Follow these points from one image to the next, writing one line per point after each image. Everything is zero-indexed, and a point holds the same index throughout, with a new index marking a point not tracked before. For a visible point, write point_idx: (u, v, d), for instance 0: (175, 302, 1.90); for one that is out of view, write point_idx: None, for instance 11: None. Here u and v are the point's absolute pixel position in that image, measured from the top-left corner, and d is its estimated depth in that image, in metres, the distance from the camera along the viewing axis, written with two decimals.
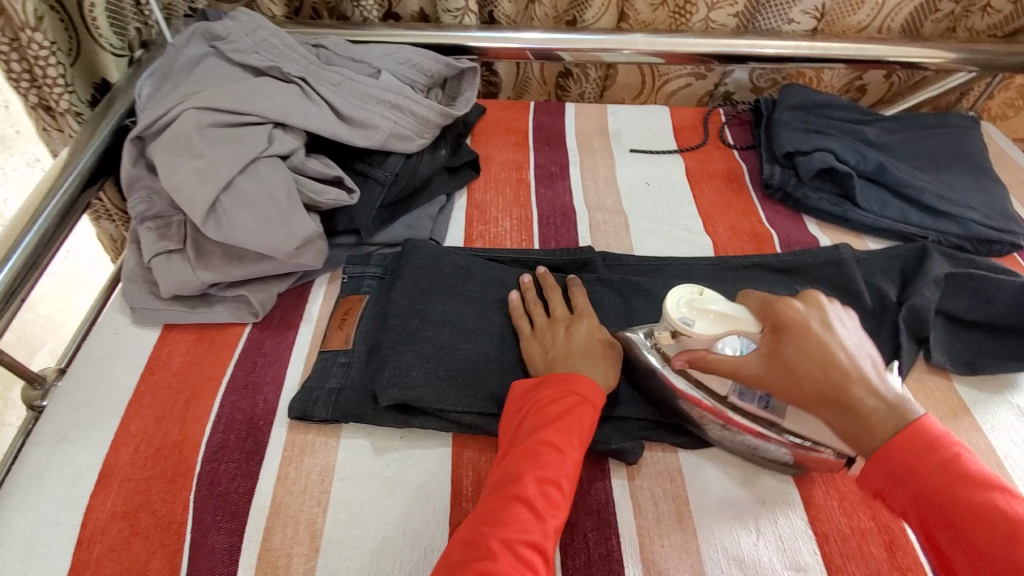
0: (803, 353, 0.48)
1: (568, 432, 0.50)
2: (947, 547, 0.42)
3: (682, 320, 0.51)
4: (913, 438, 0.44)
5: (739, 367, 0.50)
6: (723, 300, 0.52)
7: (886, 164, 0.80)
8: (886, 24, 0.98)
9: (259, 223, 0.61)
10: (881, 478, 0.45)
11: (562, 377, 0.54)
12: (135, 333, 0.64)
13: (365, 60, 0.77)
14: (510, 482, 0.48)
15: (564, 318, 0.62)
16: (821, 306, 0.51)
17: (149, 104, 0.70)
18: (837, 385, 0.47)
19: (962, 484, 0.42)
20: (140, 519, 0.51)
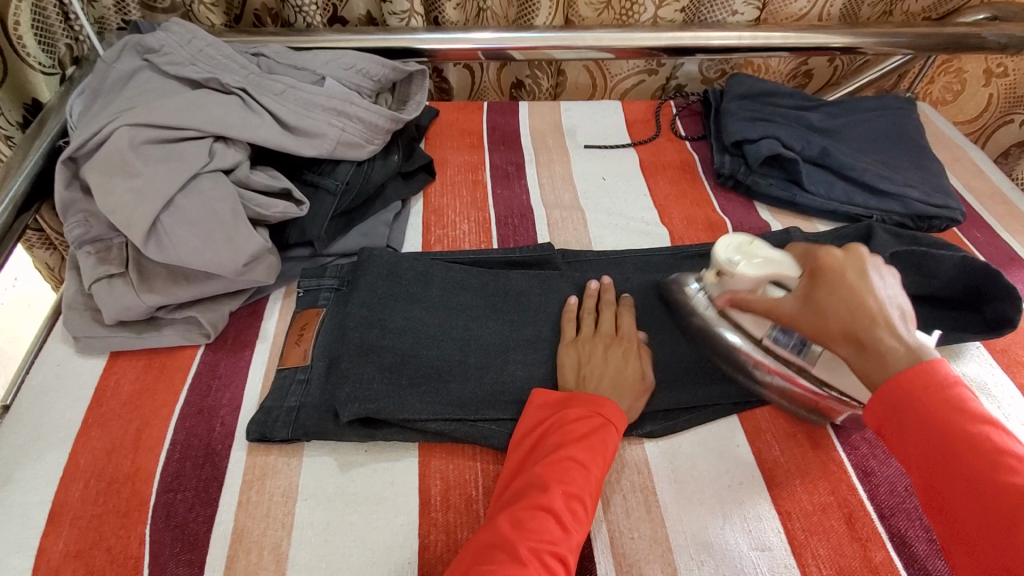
0: (832, 294, 0.51)
1: (593, 449, 0.51)
2: (935, 479, 0.43)
3: (727, 260, 0.59)
4: (916, 375, 0.44)
5: (774, 305, 0.55)
6: (771, 249, 0.58)
7: (830, 147, 0.82)
8: (825, 12, 1.01)
9: (204, 242, 0.59)
10: (880, 412, 0.46)
11: (590, 398, 0.55)
12: (80, 363, 0.62)
13: (308, 67, 0.75)
14: (535, 493, 0.48)
15: (609, 337, 0.62)
16: (864, 258, 0.52)
17: (81, 123, 0.67)
18: (860, 325, 0.48)
19: (958, 418, 0.42)
20: (95, 557, 0.49)
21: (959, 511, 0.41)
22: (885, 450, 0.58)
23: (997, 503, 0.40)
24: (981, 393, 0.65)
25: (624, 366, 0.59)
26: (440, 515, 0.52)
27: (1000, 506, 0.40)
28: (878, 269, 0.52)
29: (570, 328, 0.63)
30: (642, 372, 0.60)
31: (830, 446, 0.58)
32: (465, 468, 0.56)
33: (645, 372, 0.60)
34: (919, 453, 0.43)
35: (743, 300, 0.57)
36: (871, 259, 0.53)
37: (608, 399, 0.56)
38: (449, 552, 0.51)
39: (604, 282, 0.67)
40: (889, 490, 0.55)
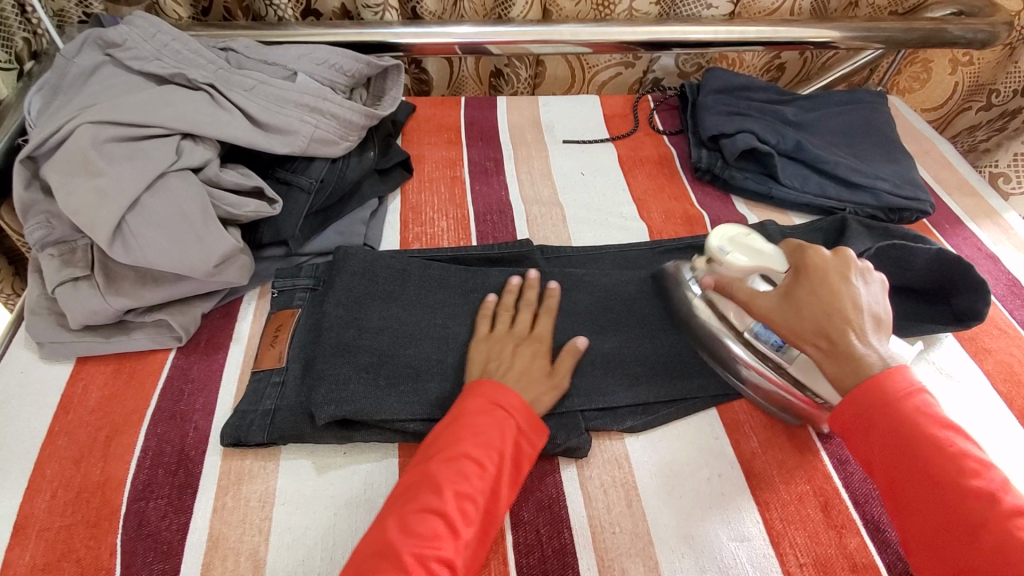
0: (814, 295, 0.54)
1: (489, 445, 0.50)
2: (896, 481, 0.46)
3: (720, 248, 0.63)
4: (880, 382, 0.48)
5: (754, 298, 0.57)
6: (766, 244, 0.62)
7: (804, 141, 0.83)
8: (798, 6, 1.02)
9: (172, 242, 0.57)
10: (851, 415, 0.49)
11: (488, 389, 0.54)
12: (45, 370, 0.60)
13: (279, 62, 0.73)
14: (425, 494, 0.47)
15: (522, 337, 0.61)
16: (851, 261, 0.56)
17: (40, 120, 0.65)
18: (835, 327, 0.52)
19: (918, 424, 0.46)
20: (63, 570, 0.47)
21: (921, 513, 0.45)
22: None
23: (957, 504, 0.43)
24: (950, 380, 0.67)
25: (533, 363, 0.58)
26: None
27: (958, 506, 0.43)
28: (859, 271, 0.55)
29: (484, 325, 0.61)
30: (557, 371, 0.59)
31: (806, 434, 0.59)
32: None
33: (558, 370, 0.59)
34: (885, 458, 0.47)
35: (728, 283, 0.60)
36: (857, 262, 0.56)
37: (503, 384, 0.55)
38: None
39: (528, 278, 0.66)
40: (864, 476, 0.56)
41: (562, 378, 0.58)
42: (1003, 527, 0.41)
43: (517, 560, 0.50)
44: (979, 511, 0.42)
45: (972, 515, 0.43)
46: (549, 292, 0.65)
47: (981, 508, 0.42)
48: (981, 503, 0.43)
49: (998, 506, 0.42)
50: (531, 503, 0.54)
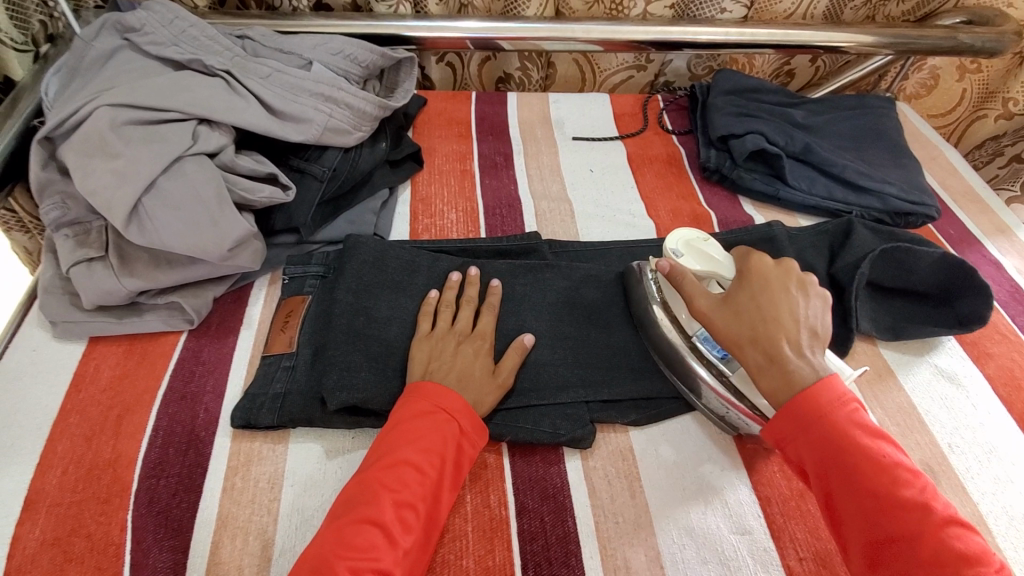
0: (753, 302, 0.55)
1: (430, 450, 0.50)
2: (831, 492, 0.46)
3: (674, 250, 0.62)
4: (818, 393, 0.48)
5: (698, 299, 0.58)
6: (719, 248, 0.63)
7: (813, 144, 0.83)
8: (810, 11, 1.02)
9: (187, 225, 0.58)
10: (788, 426, 0.49)
11: (430, 391, 0.53)
12: (57, 349, 0.60)
13: (294, 51, 0.74)
14: (362, 504, 0.46)
15: (464, 334, 0.60)
16: (792, 271, 0.58)
17: (57, 102, 0.66)
18: (769, 335, 0.53)
19: (853, 434, 0.47)
20: (73, 544, 0.48)
21: (854, 522, 0.45)
22: None
23: (894, 514, 0.43)
24: (952, 383, 0.67)
25: (474, 362, 0.57)
26: None
27: (893, 516, 0.43)
28: (801, 285, 0.57)
29: (427, 322, 0.61)
30: (501, 369, 0.58)
31: None
32: None
33: (501, 368, 0.58)
34: (821, 468, 0.46)
35: (682, 276, 0.59)
36: (798, 276, 0.58)
37: (442, 386, 0.54)
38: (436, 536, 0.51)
39: (469, 275, 0.65)
40: None
41: (506, 375, 0.58)
42: (937, 536, 0.42)
43: (521, 547, 0.51)
44: (913, 522, 0.43)
45: (906, 524, 0.43)
46: (493, 287, 0.65)
47: (916, 517, 0.43)
48: (916, 513, 0.43)
49: (930, 515, 0.43)
50: (536, 492, 0.54)
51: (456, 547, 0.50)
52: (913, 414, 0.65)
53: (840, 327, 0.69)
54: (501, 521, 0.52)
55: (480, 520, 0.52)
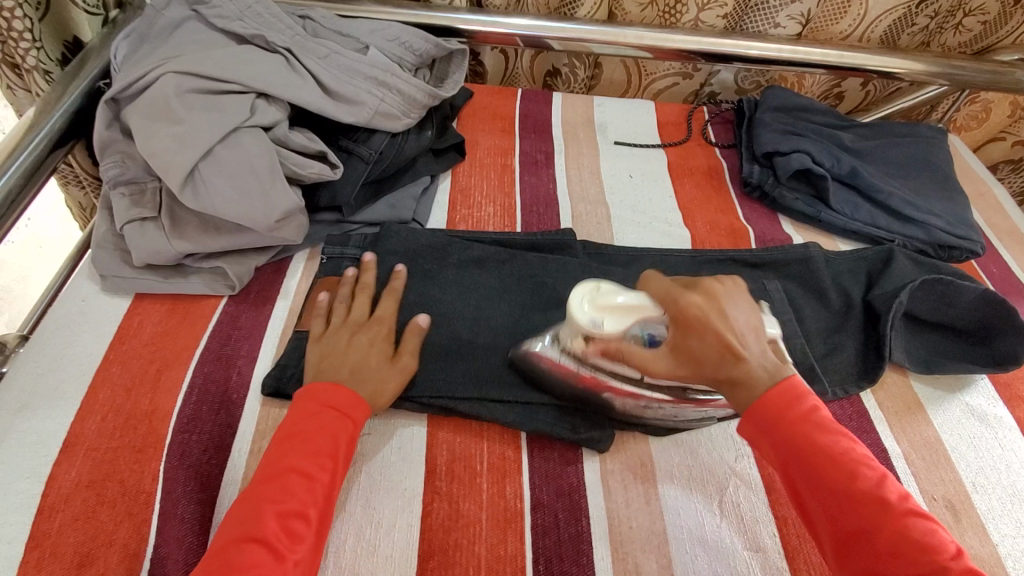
0: (702, 342, 0.52)
1: (318, 452, 0.49)
2: (802, 489, 0.47)
3: (591, 322, 0.56)
4: (776, 396, 0.49)
5: (648, 364, 0.54)
6: (616, 290, 0.57)
7: (859, 168, 0.82)
8: (866, 33, 1.00)
9: (238, 193, 0.60)
10: (755, 430, 0.49)
11: (314, 391, 0.52)
12: (105, 301, 0.63)
13: (352, 35, 0.76)
14: (244, 521, 0.44)
15: (359, 324, 0.59)
16: (716, 292, 0.54)
17: (124, 65, 0.68)
18: (732, 366, 0.51)
19: (815, 430, 0.47)
20: (106, 489, 0.50)
21: (822, 517, 0.46)
22: (883, 468, 0.61)
23: (857, 510, 0.44)
24: (982, 423, 0.66)
25: (366, 352, 0.56)
26: (444, 485, 0.54)
27: (857, 511, 0.44)
28: (731, 294, 0.55)
29: (318, 322, 0.60)
30: (400, 356, 0.58)
31: None
32: (472, 442, 0.57)
33: (398, 355, 0.58)
34: (788, 467, 0.47)
35: (617, 350, 0.55)
36: (723, 290, 0.55)
37: (329, 385, 0.53)
38: (451, 520, 0.52)
39: (366, 261, 0.65)
40: None
41: (405, 360, 0.57)
42: (899, 529, 0.43)
43: (534, 540, 0.51)
44: (873, 515, 0.44)
45: (870, 520, 0.44)
46: (395, 273, 0.64)
47: (878, 511, 0.44)
48: (876, 507, 0.44)
49: (891, 508, 0.44)
50: (551, 488, 0.55)
51: (469, 534, 0.51)
52: (939, 449, 0.63)
53: (871, 354, 0.68)
54: (515, 512, 0.53)
55: (495, 509, 0.53)
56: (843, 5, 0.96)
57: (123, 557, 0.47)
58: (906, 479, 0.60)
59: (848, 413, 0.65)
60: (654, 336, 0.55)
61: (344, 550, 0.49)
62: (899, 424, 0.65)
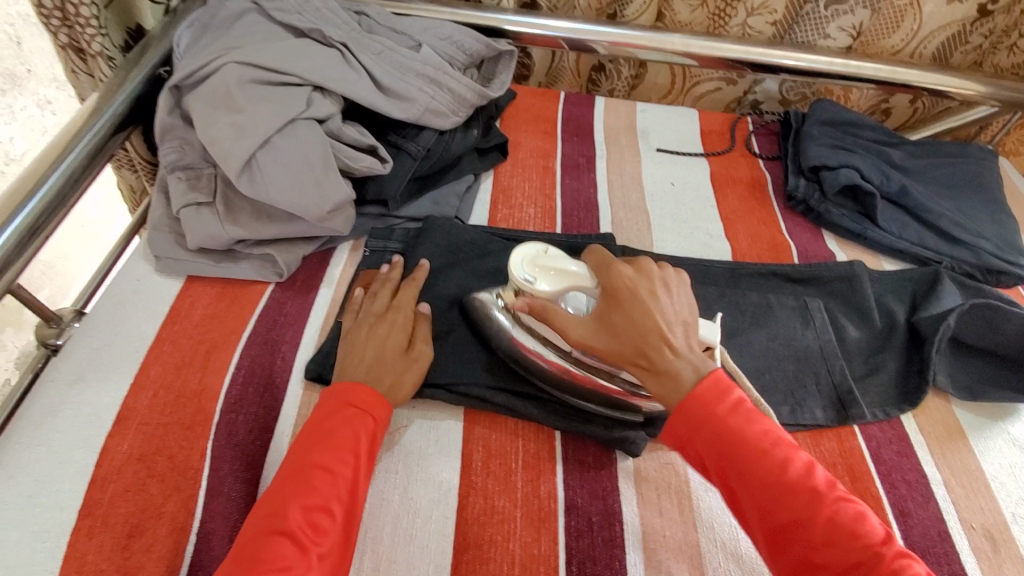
0: (627, 317, 0.53)
1: (339, 449, 0.49)
2: (733, 484, 0.47)
3: (524, 278, 0.56)
4: (702, 392, 0.49)
5: (569, 328, 0.54)
6: (563, 258, 0.58)
7: (909, 187, 0.81)
8: (918, 49, 0.98)
9: (293, 183, 0.61)
10: (684, 427, 0.49)
11: (337, 390, 0.53)
12: (158, 281, 0.65)
13: (405, 32, 0.77)
14: (272, 516, 0.45)
15: (376, 315, 0.60)
16: (651, 273, 0.55)
17: (187, 54, 0.70)
18: (650, 346, 0.51)
19: (743, 423, 0.48)
20: (156, 463, 0.52)
21: (754, 511, 0.46)
22: (923, 494, 0.60)
23: (789, 499, 0.45)
24: None
25: (386, 343, 0.57)
26: (479, 481, 0.54)
27: (787, 503, 0.45)
28: (666, 282, 0.56)
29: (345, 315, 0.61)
30: (414, 344, 0.58)
31: (869, 480, 0.60)
32: (507, 440, 0.58)
33: (412, 348, 0.58)
34: (719, 463, 0.47)
35: (543, 308, 0.55)
36: (659, 273, 0.56)
37: (349, 381, 0.54)
38: (486, 515, 0.52)
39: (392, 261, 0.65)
40: (922, 531, 0.57)
41: (421, 349, 0.58)
42: (828, 515, 0.43)
43: (568, 541, 0.52)
44: (803, 503, 0.44)
45: (802, 511, 0.44)
46: (418, 267, 0.65)
47: (809, 500, 0.44)
48: (806, 495, 0.44)
49: (819, 495, 0.44)
50: (585, 490, 0.55)
51: (503, 530, 0.52)
52: (980, 477, 0.62)
53: (912, 377, 0.67)
54: (549, 512, 0.53)
55: (530, 508, 0.53)
56: (897, 19, 0.94)
57: (171, 530, 0.49)
58: (945, 506, 0.59)
59: (887, 435, 0.64)
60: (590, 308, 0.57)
61: (382, 538, 0.50)
62: (940, 450, 0.64)
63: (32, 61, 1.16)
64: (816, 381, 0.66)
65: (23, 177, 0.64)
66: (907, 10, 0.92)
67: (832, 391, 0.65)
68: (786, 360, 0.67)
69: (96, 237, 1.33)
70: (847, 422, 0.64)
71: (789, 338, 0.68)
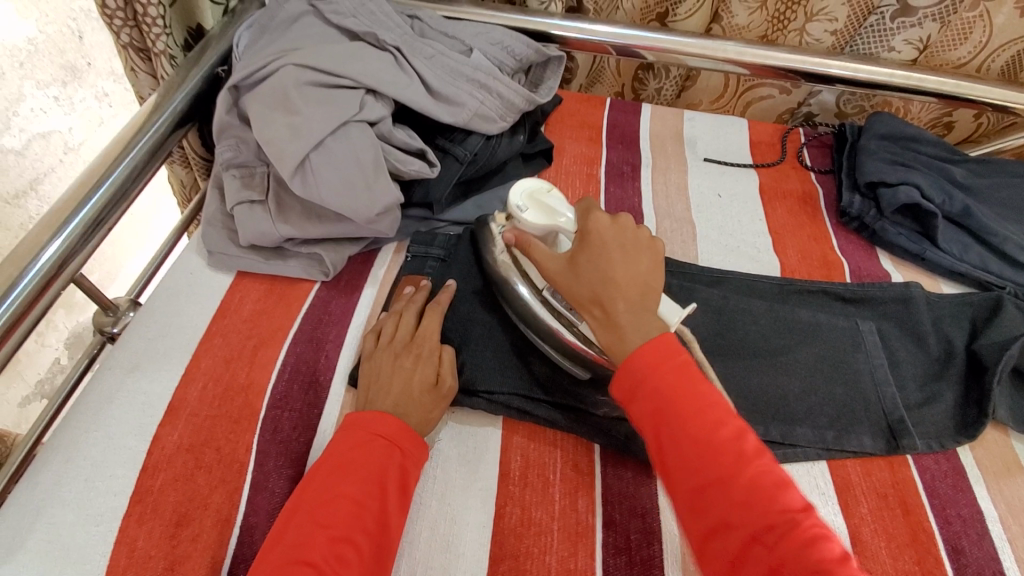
0: (594, 264, 0.54)
1: (366, 480, 0.48)
2: (663, 445, 0.46)
3: (517, 205, 0.61)
4: (652, 347, 0.49)
5: (545, 263, 0.57)
6: (562, 202, 0.61)
7: (974, 207, 0.76)
8: (986, 63, 0.93)
9: (345, 185, 0.62)
10: (625, 383, 0.49)
11: (362, 422, 0.51)
12: (210, 275, 0.67)
13: (457, 37, 0.78)
14: (299, 545, 0.44)
15: (402, 346, 0.58)
16: (624, 227, 0.56)
17: (246, 54, 0.73)
18: (607, 298, 0.52)
19: (684, 386, 0.47)
20: (205, 454, 0.53)
21: (682, 473, 0.45)
22: (978, 531, 0.57)
23: (713, 461, 0.44)
24: None
25: (414, 374, 0.56)
26: (517, 491, 0.54)
27: (712, 464, 0.44)
28: (637, 245, 0.55)
29: (372, 340, 0.60)
30: (441, 378, 0.57)
31: (922, 514, 0.58)
32: (546, 450, 0.57)
33: (440, 379, 0.56)
34: (655, 423, 0.47)
35: (524, 241, 0.59)
36: (634, 234, 0.56)
37: (375, 411, 0.52)
38: (523, 526, 0.52)
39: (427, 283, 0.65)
40: (976, 570, 0.54)
41: (448, 382, 0.57)
42: (749, 478, 0.43)
43: (606, 558, 0.51)
44: (729, 465, 0.44)
45: (724, 472, 0.44)
46: (445, 287, 0.65)
47: (732, 463, 0.44)
48: (733, 458, 0.44)
49: (743, 459, 0.44)
50: (623, 507, 0.54)
51: (541, 543, 0.51)
52: None
53: (970, 409, 0.64)
54: (587, 527, 0.52)
55: (567, 521, 0.53)
56: (965, 31, 0.89)
57: (216, 521, 0.50)
58: (1003, 546, 0.56)
59: (943, 468, 0.61)
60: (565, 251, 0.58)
61: (419, 543, 0.50)
62: (997, 485, 0.60)
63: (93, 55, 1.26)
64: (865, 408, 0.63)
65: (88, 170, 0.66)
66: (976, 22, 0.88)
67: (882, 419, 0.62)
68: (834, 383, 0.64)
69: (146, 229, 1.40)
70: (898, 453, 0.61)
71: (839, 360, 0.66)
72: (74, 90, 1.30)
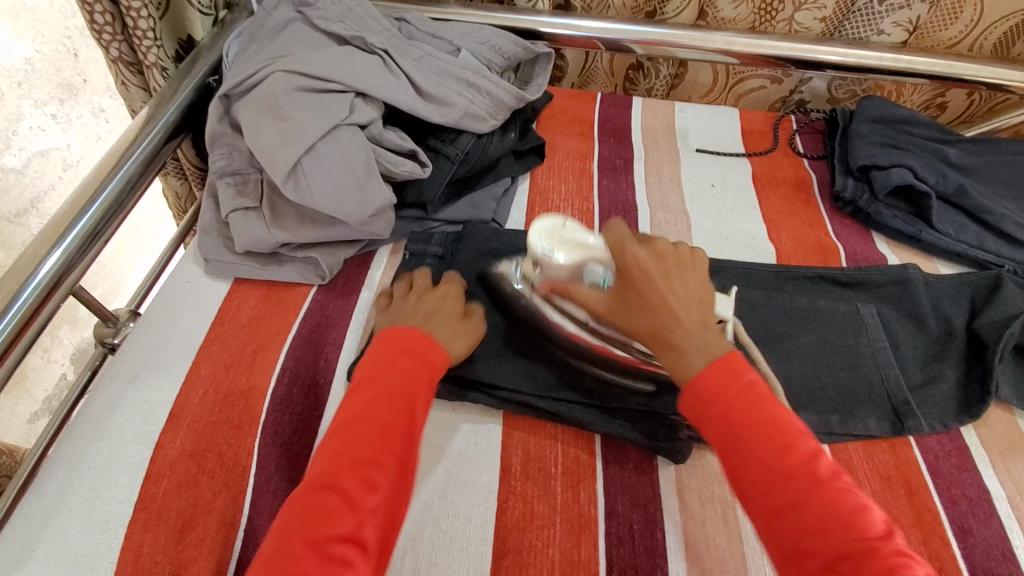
0: (641, 292, 0.53)
1: (394, 397, 0.48)
2: (734, 463, 0.45)
3: (543, 250, 0.58)
4: (717, 370, 0.47)
5: (589, 300, 0.56)
6: (582, 231, 0.59)
7: (968, 186, 0.76)
8: (977, 41, 0.93)
9: (337, 188, 0.63)
10: (691, 403, 0.47)
11: (392, 334, 0.52)
12: (207, 283, 0.67)
13: (445, 38, 0.78)
14: (323, 470, 0.44)
15: (423, 290, 0.60)
16: (664, 254, 0.55)
17: (236, 63, 0.73)
18: (664, 324, 0.51)
19: (755, 405, 0.46)
20: (207, 459, 0.54)
21: (758, 494, 0.43)
22: (985, 510, 0.57)
23: (785, 483, 0.43)
24: None
25: (440, 307, 0.58)
26: (518, 485, 0.54)
27: (786, 486, 0.43)
28: (682, 259, 0.55)
29: (384, 299, 0.60)
30: (463, 320, 0.59)
31: (926, 494, 0.57)
32: (546, 445, 0.57)
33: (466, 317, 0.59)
34: (722, 442, 0.45)
35: (562, 287, 0.58)
36: (674, 253, 0.55)
37: (405, 326, 0.54)
38: (525, 520, 0.52)
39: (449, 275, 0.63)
40: (985, 550, 0.54)
41: (474, 321, 0.60)
42: (824, 500, 0.41)
43: (609, 548, 0.51)
44: (803, 487, 0.42)
45: (797, 496, 0.42)
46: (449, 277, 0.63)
47: (807, 486, 0.42)
48: (806, 481, 0.42)
49: (816, 481, 0.42)
50: (625, 498, 0.54)
51: (544, 536, 0.51)
52: None
53: (973, 388, 0.64)
54: (590, 519, 0.53)
55: (569, 514, 0.53)
56: (955, 9, 0.89)
57: (220, 525, 0.50)
58: (1010, 524, 0.56)
59: (946, 449, 0.61)
60: (609, 280, 0.56)
61: (422, 540, 0.51)
62: (1003, 464, 0.60)
63: (88, 71, 1.27)
64: (867, 391, 0.63)
65: (83, 183, 0.67)
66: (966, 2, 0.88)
67: (885, 402, 0.62)
68: (835, 368, 0.64)
69: (147, 242, 1.41)
70: (902, 434, 0.61)
71: (839, 344, 0.65)
72: (71, 107, 1.29)
